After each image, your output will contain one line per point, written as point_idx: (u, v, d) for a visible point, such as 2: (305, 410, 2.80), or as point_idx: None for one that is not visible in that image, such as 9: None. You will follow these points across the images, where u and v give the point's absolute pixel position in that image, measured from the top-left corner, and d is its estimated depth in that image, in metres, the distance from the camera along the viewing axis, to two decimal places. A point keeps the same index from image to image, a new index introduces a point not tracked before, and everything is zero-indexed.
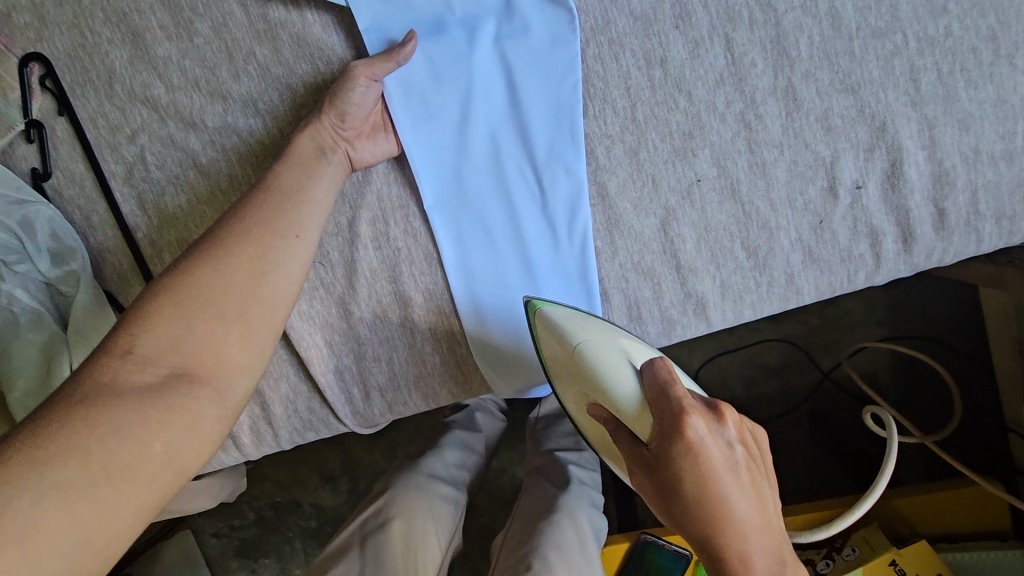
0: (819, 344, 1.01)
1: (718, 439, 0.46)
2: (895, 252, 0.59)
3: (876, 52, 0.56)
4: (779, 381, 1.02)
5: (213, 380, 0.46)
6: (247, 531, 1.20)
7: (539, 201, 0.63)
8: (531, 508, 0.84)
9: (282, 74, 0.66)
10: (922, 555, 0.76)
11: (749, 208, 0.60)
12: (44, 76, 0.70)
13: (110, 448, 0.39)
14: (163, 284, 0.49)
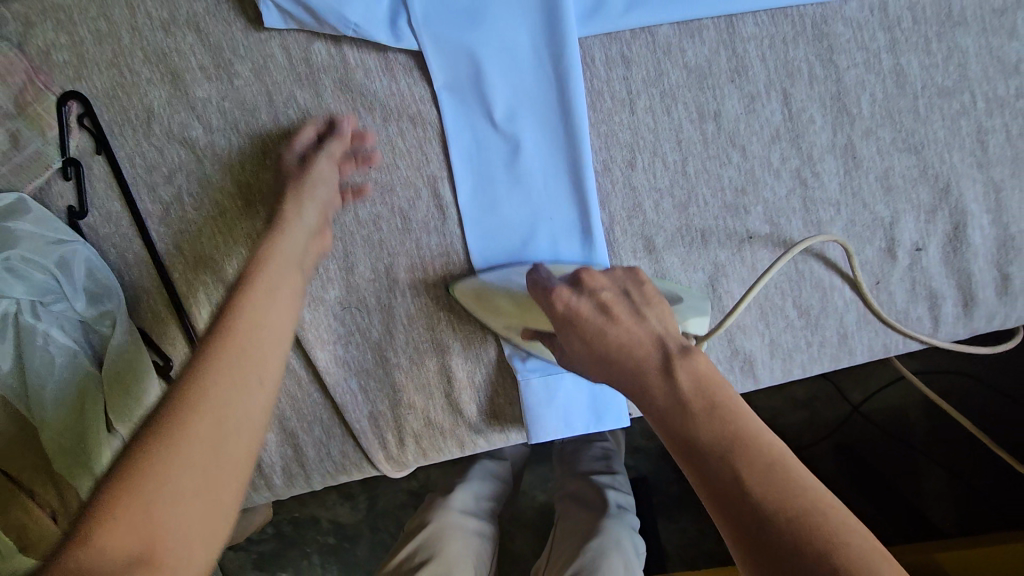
0: (850, 377, 0.99)
1: (585, 299, 0.53)
2: (954, 316, 0.57)
3: (942, 111, 0.55)
4: (806, 412, 0.99)
5: (231, 406, 0.45)
6: (264, 546, 1.19)
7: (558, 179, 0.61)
8: (569, 539, 0.80)
9: (322, 117, 0.65)
10: None
11: (802, 265, 0.58)
12: (82, 114, 0.70)
13: (161, 503, 0.39)
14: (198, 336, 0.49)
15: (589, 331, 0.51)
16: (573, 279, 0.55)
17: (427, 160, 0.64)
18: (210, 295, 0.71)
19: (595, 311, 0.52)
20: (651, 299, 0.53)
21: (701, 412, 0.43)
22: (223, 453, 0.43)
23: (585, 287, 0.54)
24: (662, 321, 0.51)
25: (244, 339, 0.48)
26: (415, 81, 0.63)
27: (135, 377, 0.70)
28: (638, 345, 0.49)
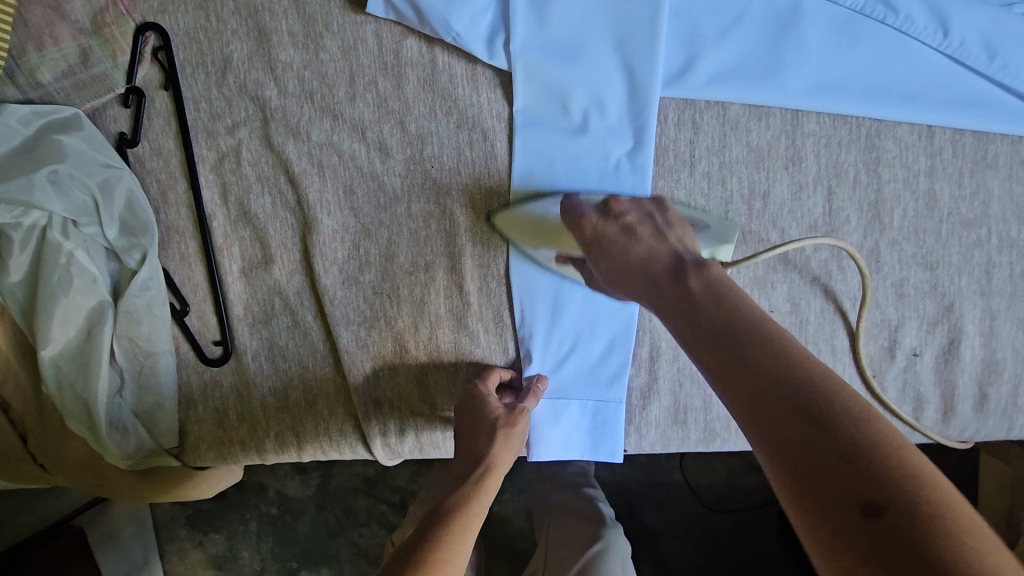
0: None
1: (611, 223, 0.58)
2: (933, 420, 0.63)
3: (961, 239, 0.61)
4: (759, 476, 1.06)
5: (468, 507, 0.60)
6: (204, 505, 1.15)
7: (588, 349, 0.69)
8: (565, 545, 0.85)
9: (398, 108, 0.67)
10: None
11: (812, 346, 0.63)
12: (158, 47, 0.70)
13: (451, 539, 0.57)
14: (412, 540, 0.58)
15: (617, 253, 0.56)
16: (603, 205, 0.60)
17: (488, 174, 0.67)
18: (244, 250, 0.72)
19: (620, 234, 0.57)
20: (674, 223, 0.58)
21: (707, 322, 0.48)
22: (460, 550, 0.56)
23: (613, 210, 0.59)
24: (683, 241, 0.56)
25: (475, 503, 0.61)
26: (496, 97, 0.66)
27: (150, 315, 0.70)
28: (657, 254, 0.54)
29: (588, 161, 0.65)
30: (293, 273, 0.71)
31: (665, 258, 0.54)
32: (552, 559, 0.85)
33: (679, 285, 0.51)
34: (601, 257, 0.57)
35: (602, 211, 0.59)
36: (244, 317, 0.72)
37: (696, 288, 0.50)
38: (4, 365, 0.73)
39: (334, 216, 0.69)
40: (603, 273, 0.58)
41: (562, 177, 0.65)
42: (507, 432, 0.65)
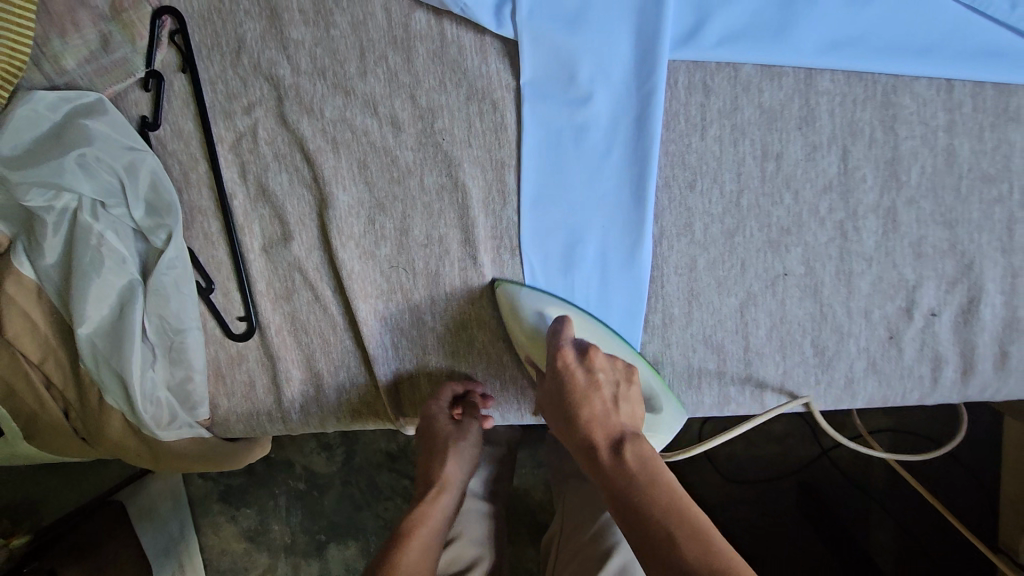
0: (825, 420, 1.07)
1: (583, 372, 0.61)
2: (953, 380, 0.62)
3: (981, 195, 0.60)
4: (780, 447, 1.08)
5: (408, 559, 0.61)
6: (236, 480, 1.20)
7: (600, 297, 0.67)
8: (583, 507, 0.84)
9: (408, 81, 0.68)
10: None
11: (827, 309, 0.63)
12: (174, 31, 0.72)
13: None
14: None
15: (572, 397, 0.60)
16: (582, 348, 0.62)
17: (499, 145, 0.67)
18: (264, 228, 0.74)
19: (584, 386, 0.60)
20: (631, 395, 0.61)
21: (628, 489, 0.55)
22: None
23: (586, 364, 0.61)
24: (631, 420, 0.61)
25: (427, 525, 0.65)
26: (504, 67, 0.66)
27: (177, 293, 0.73)
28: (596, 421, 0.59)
29: (598, 129, 0.65)
30: (312, 249, 0.73)
31: (607, 429, 0.59)
32: (572, 521, 0.84)
33: (614, 460, 0.57)
34: (556, 394, 0.61)
35: (581, 354, 0.61)
36: (265, 292, 0.75)
37: (630, 461, 0.57)
38: (45, 343, 0.77)
39: (350, 192, 0.71)
40: (551, 414, 0.63)
41: (570, 144, 0.66)
42: (457, 454, 0.71)
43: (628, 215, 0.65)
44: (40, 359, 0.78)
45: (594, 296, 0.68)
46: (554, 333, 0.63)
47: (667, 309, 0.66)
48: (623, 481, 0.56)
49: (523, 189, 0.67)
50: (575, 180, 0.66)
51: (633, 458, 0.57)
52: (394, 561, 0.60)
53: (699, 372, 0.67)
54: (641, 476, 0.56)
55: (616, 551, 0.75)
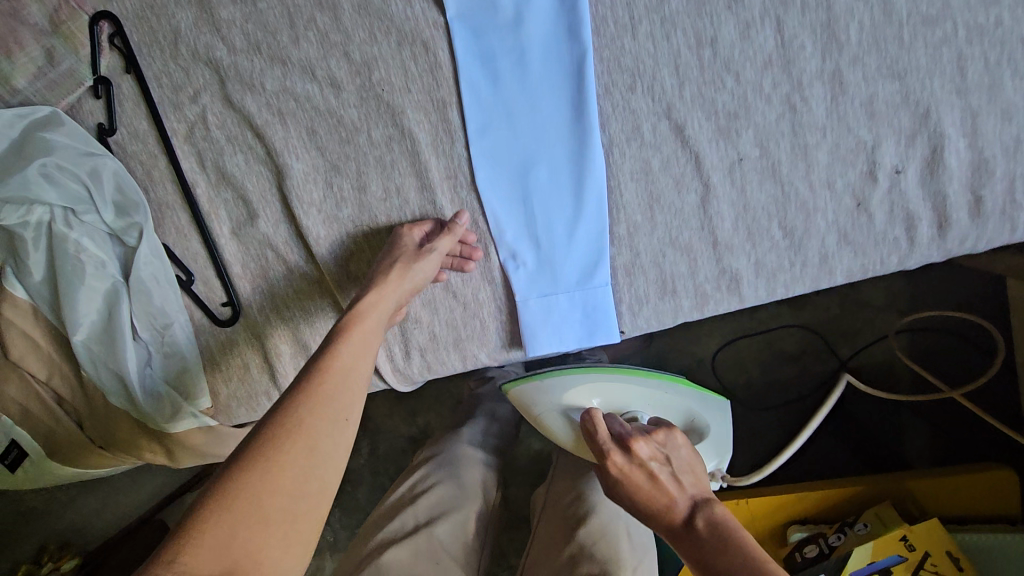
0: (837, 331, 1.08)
1: (632, 465, 0.58)
2: (930, 237, 0.61)
3: (925, 39, 0.58)
4: (795, 367, 1.09)
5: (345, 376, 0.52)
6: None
7: (566, 222, 0.67)
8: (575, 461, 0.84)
9: (340, 39, 0.69)
10: (933, 529, 0.72)
11: (789, 188, 0.62)
12: (113, 34, 0.74)
13: (331, 406, 0.49)
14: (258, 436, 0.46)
15: (636, 494, 0.57)
16: (621, 439, 0.60)
17: (438, 85, 0.68)
18: (230, 211, 0.76)
19: (643, 480, 0.57)
20: (685, 466, 0.59)
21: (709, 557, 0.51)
22: (353, 375, 0.53)
23: (634, 460, 0.58)
24: (696, 488, 0.57)
25: (373, 320, 0.59)
26: (428, 5, 0.66)
27: (159, 287, 0.75)
28: (665, 506, 0.55)
29: (529, 52, 0.65)
30: (278, 223, 0.74)
31: (673, 501, 0.55)
32: (555, 480, 0.82)
33: (686, 530, 0.54)
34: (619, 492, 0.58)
35: (622, 449, 0.59)
36: (243, 274, 0.77)
37: (703, 531, 0.53)
38: (49, 361, 0.80)
39: (303, 159, 0.72)
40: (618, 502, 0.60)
41: (506, 73, 0.66)
42: (408, 265, 0.64)
43: (575, 132, 0.65)
44: (47, 377, 0.81)
45: (556, 223, 0.68)
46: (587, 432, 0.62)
47: (630, 219, 0.66)
48: (698, 550, 0.52)
49: (470, 128, 0.67)
50: (517, 109, 0.66)
51: (705, 524, 0.53)
52: (334, 350, 0.54)
53: (672, 276, 0.66)
54: (718, 542, 0.51)
55: (596, 510, 0.74)
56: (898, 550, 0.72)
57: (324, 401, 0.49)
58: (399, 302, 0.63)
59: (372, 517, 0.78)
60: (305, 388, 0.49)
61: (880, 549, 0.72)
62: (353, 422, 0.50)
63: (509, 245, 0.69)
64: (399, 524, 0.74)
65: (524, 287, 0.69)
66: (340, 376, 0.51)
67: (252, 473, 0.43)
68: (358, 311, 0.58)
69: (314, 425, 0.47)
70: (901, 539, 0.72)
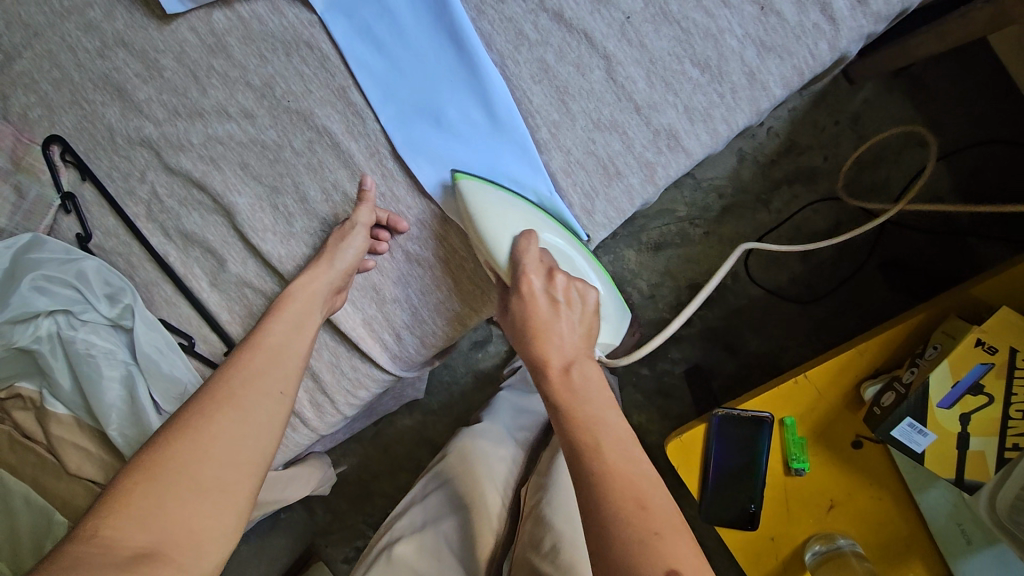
0: (864, 189, 1.09)
1: (544, 294, 0.58)
2: (849, 8, 0.56)
3: None
4: (836, 242, 1.10)
5: (279, 359, 0.61)
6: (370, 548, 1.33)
7: (491, 153, 0.67)
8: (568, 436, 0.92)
9: (238, 73, 0.73)
10: (1003, 320, 0.70)
11: (686, 24, 0.59)
12: (64, 153, 0.81)
13: (265, 386, 0.58)
14: (193, 411, 0.55)
15: (537, 330, 0.57)
16: (545, 271, 0.59)
17: (332, 74, 0.70)
18: (203, 267, 0.80)
19: (550, 313, 0.57)
20: (586, 314, 0.59)
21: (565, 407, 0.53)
22: (286, 354, 0.62)
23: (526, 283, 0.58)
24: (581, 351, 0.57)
25: (306, 299, 0.67)
26: (298, 10, 0.70)
27: (164, 356, 0.80)
28: (555, 345, 0.56)
29: (398, 13, 0.66)
30: (246, 261, 0.78)
31: (561, 352, 0.56)
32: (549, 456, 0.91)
33: (561, 378, 0.54)
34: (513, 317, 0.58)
35: (542, 277, 0.59)
36: (233, 319, 0.80)
37: (575, 382, 0.54)
38: (103, 464, 0.85)
39: (246, 194, 0.76)
40: (512, 334, 0.60)
41: (387, 40, 0.67)
42: (341, 237, 0.69)
43: (463, 63, 0.65)
44: (105, 478, 0.86)
45: (482, 159, 0.67)
46: (521, 249, 0.61)
47: (548, 120, 0.64)
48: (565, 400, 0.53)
49: (376, 104, 0.69)
50: (406, 68, 0.67)
51: (580, 380, 0.54)
52: (265, 334, 0.63)
53: (611, 159, 0.64)
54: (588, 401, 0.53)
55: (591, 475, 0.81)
56: (981, 358, 0.71)
57: (256, 380, 0.58)
58: (337, 285, 0.69)
59: (391, 520, 0.92)
60: (237, 369, 0.59)
61: (959, 362, 0.71)
62: (288, 396, 0.60)
63: (448, 197, 0.68)
64: (409, 522, 0.87)
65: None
66: (268, 356, 0.61)
67: (181, 445, 0.51)
68: (291, 293, 0.67)
69: (249, 399, 0.56)
70: (976, 344, 0.71)
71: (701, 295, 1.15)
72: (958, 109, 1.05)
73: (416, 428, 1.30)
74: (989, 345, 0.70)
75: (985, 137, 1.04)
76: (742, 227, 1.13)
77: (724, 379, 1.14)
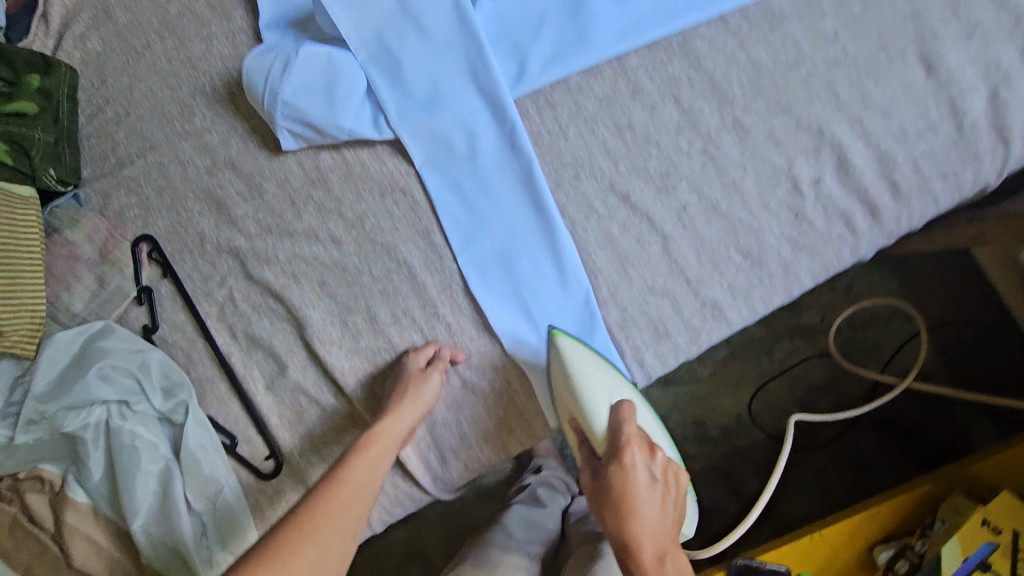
0: (859, 350, 1.19)
1: (646, 474, 0.65)
2: (867, 225, 0.69)
3: (794, 78, 0.70)
4: (832, 397, 1.19)
5: (356, 498, 0.64)
6: None
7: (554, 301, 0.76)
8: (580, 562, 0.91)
9: (333, 204, 0.83)
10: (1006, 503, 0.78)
11: (733, 219, 0.71)
12: (151, 251, 0.88)
13: (342, 526, 0.61)
14: (274, 548, 0.57)
15: (640, 512, 0.63)
16: (642, 438, 0.68)
17: (419, 217, 0.80)
18: (262, 370, 0.84)
19: (656, 500, 0.64)
20: (680, 484, 0.67)
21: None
22: (363, 492, 0.66)
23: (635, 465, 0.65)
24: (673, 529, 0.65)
25: (386, 435, 0.71)
26: (398, 160, 0.81)
27: (207, 455, 0.81)
28: (657, 520, 0.63)
29: (485, 175, 0.78)
30: (306, 369, 0.83)
31: (655, 530, 0.63)
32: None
33: (657, 561, 0.62)
34: (615, 482, 0.64)
35: (644, 453, 0.66)
36: (281, 423, 0.83)
37: (670, 570, 0.62)
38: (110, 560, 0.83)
39: (320, 308, 0.82)
40: (600, 498, 0.66)
41: (472, 196, 0.79)
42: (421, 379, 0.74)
43: (539, 223, 0.76)
44: None
45: (546, 305, 0.76)
46: (618, 425, 0.68)
47: (608, 280, 0.74)
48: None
49: (455, 248, 0.78)
50: (487, 220, 0.78)
51: (676, 570, 0.62)
52: (347, 469, 0.66)
53: (662, 320, 0.73)
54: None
55: None
56: (987, 537, 0.76)
57: (336, 521, 0.61)
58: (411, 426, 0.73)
59: None
60: (320, 508, 0.62)
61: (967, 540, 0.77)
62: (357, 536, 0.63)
63: (512, 335, 0.77)
64: None
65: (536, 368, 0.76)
66: (347, 495, 0.64)
67: None
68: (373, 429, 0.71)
69: (328, 543, 0.59)
70: (982, 523, 0.77)
71: (708, 434, 1.20)
72: (941, 292, 1.18)
73: (410, 541, 1.27)
74: (994, 526, 0.77)
75: (963, 319, 1.17)
76: (747, 372, 1.21)
77: (728, 521, 1.17)
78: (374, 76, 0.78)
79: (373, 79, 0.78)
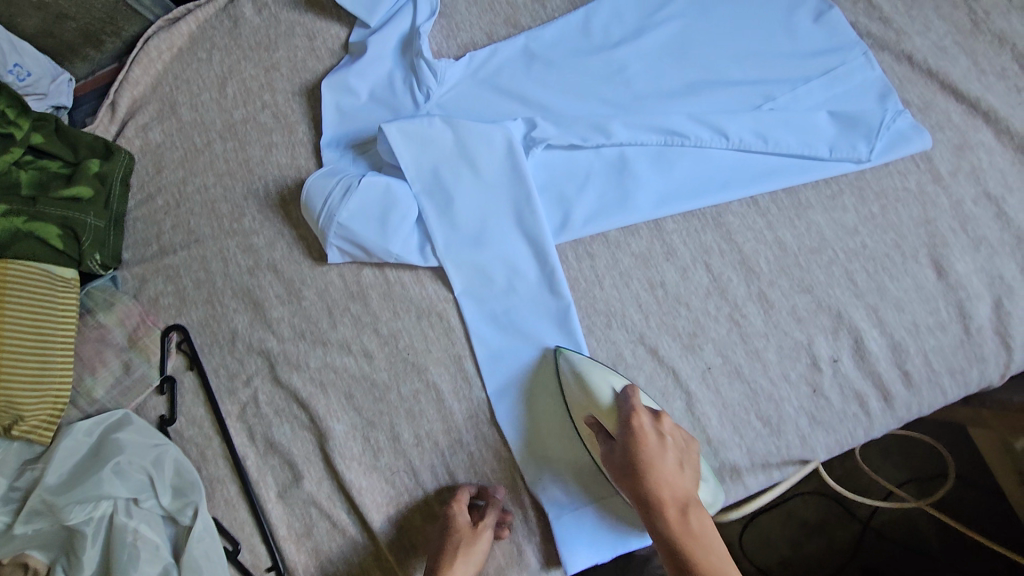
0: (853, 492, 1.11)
1: (654, 432, 0.67)
2: (881, 409, 0.73)
3: (817, 262, 0.76)
4: (823, 538, 1.11)
5: None
6: None
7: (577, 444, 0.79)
8: None
9: (369, 319, 0.85)
10: None
11: (755, 385, 0.75)
12: (181, 341, 0.89)
13: None
14: None
15: (649, 453, 0.65)
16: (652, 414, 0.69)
17: (453, 343, 0.83)
18: (276, 476, 0.84)
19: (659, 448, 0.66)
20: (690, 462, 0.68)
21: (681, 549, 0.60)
22: None
23: (657, 426, 0.68)
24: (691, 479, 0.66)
25: None
26: (438, 286, 0.84)
27: (211, 564, 0.79)
28: (672, 500, 0.63)
29: (522, 313, 0.82)
30: (321, 481, 0.83)
31: (672, 483, 0.64)
32: None
33: (678, 511, 0.63)
34: (626, 451, 0.66)
35: (653, 417, 0.69)
36: (289, 534, 0.82)
37: (692, 521, 0.62)
38: None
39: (343, 421, 0.83)
40: (617, 470, 0.67)
41: (507, 332, 0.82)
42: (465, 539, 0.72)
43: None
44: None
45: (569, 447, 0.79)
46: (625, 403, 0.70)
47: None
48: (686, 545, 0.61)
49: (486, 381, 0.81)
50: (519, 357, 0.81)
51: (698, 522, 0.62)
52: None
53: None
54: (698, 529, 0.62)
55: None
56: None
57: None
58: None
59: None
60: None
61: None
62: None
63: (535, 474, 0.79)
64: None
65: (556, 509, 0.78)
66: None
67: None
68: None
69: None
70: None
71: None
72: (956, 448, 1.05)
73: None
74: None
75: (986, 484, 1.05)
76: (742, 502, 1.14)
77: None
78: (427, 209, 0.83)
79: (425, 212, 0.83)
